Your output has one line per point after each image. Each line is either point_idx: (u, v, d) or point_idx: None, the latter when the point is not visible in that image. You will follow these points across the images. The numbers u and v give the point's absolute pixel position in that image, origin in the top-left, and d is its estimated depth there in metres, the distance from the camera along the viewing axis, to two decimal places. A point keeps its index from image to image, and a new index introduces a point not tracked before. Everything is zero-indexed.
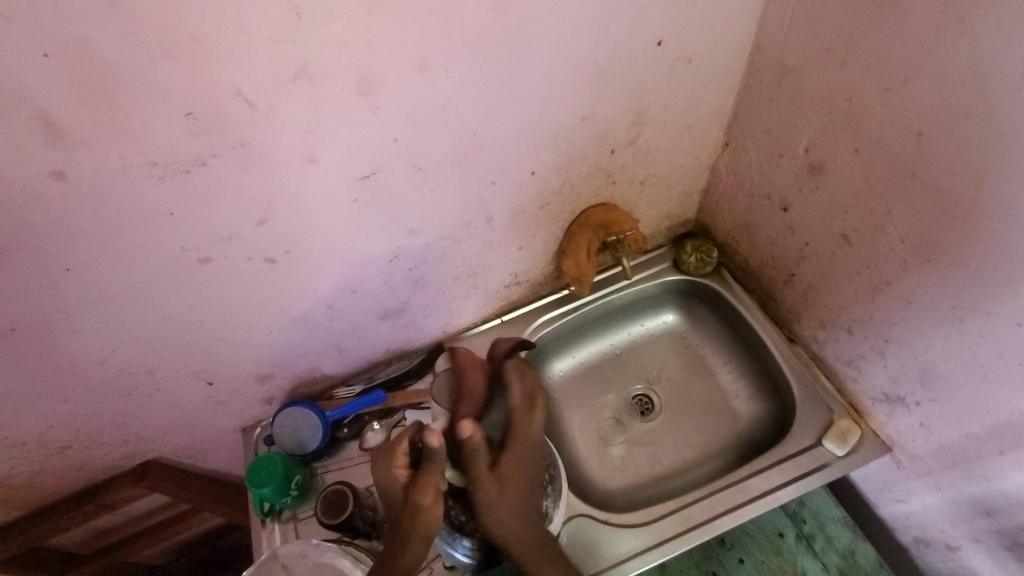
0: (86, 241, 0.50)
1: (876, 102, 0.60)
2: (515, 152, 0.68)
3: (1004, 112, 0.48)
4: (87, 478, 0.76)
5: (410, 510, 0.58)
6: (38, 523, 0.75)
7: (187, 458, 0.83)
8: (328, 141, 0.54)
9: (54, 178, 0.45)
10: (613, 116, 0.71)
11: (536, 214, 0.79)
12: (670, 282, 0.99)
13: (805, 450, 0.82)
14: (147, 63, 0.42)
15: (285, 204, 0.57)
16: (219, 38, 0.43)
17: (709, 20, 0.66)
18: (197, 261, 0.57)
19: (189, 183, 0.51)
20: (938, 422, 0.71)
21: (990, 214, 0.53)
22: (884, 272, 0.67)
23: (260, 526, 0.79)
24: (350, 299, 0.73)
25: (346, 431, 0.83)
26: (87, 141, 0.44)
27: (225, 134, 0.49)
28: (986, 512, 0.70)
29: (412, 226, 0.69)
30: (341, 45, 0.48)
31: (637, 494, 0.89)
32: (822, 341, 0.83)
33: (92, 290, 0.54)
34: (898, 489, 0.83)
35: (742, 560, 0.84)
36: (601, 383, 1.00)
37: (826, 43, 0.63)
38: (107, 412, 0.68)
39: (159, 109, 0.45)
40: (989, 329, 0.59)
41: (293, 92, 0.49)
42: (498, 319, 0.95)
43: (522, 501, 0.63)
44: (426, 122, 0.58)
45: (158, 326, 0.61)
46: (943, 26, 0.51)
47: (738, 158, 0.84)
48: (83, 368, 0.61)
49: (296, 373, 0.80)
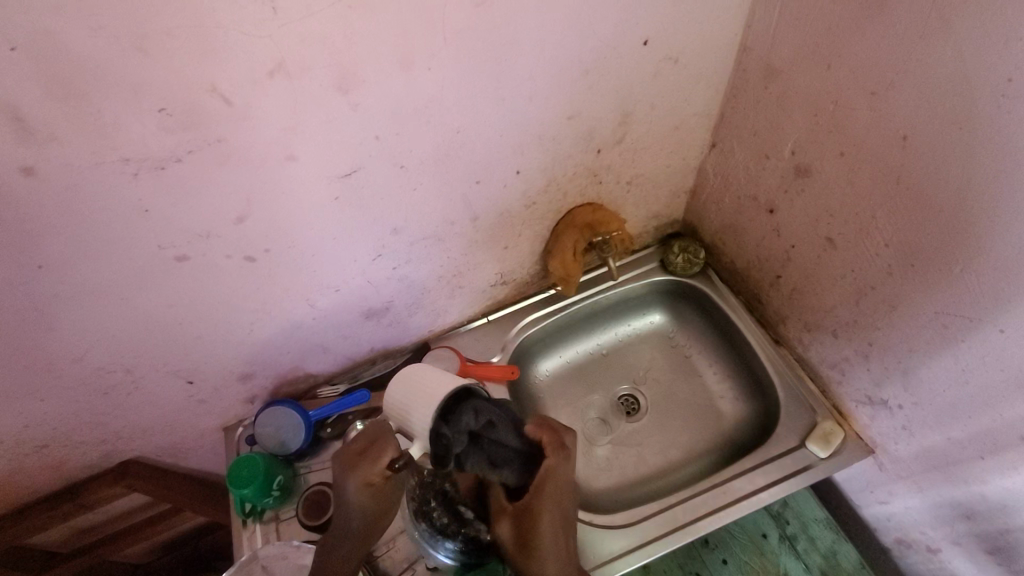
0: (58, 238, 0.49)
1: (862, 104, 0.59)
2: (500, 150, 0.67)
3: (989, 117, 0.48)
4: (64, 478, 0.75)
5: (354, 491, 0.59)
6: (15, 523, 0.74)
7: (167, 457, 0.82)
8: (307, 138, 0.53)
9: (24, 174, 0.44)
10: (599, 115, 0.71)
11: (522, 214, 0.79)
12: (657, 282, 0.99)
13: (787, 452, 0.82)
14: (116, 56, 0.41)
15: (264, 202, 0.56)
16: (192, 33, 0.42)
17: (697, 20, 0.66)
18: (175, 259, 0.56)
19: (165, 179, 0.50)
20: (920, 425, 0.71)
21: (975, 219, 0.53)
22: (870, 275, 0.67)
23: (241, 527, 0.78)
24: (332, 299, 0.73)
25: (329, 431, 0.82)
26: (57, 136, 0.43)
27: (201, 131, 0.48)
28: (966, 515, 0.71)
29: (395, 225, 0.68)
30: (319, 42, 0.47)
31: (623, 494, 0.89)
32: (807, 344, 0.84)
33: (65, 287, 0.53)
34: (880, 491, 0.83)
35: (725, 560, 0.85)
36: (587, 383, 0.99)
37: (812, 45, 0.62)
38: (83, 411, 0.67)
39: (132, 104, 0.44)
40: (972, 334, 0.59)
41: (270, 88, 0.48)
42: (484, 318, 0.94)
43: (557, 529, 0.63)
44: (409, 120, 0.57)
45: (137, 325, 0.60)
46: (929, 29, 0.50)
47: (725, 160, 0.83)
48: (59, 367, 0.60)
49: (279, 372, 0.79)
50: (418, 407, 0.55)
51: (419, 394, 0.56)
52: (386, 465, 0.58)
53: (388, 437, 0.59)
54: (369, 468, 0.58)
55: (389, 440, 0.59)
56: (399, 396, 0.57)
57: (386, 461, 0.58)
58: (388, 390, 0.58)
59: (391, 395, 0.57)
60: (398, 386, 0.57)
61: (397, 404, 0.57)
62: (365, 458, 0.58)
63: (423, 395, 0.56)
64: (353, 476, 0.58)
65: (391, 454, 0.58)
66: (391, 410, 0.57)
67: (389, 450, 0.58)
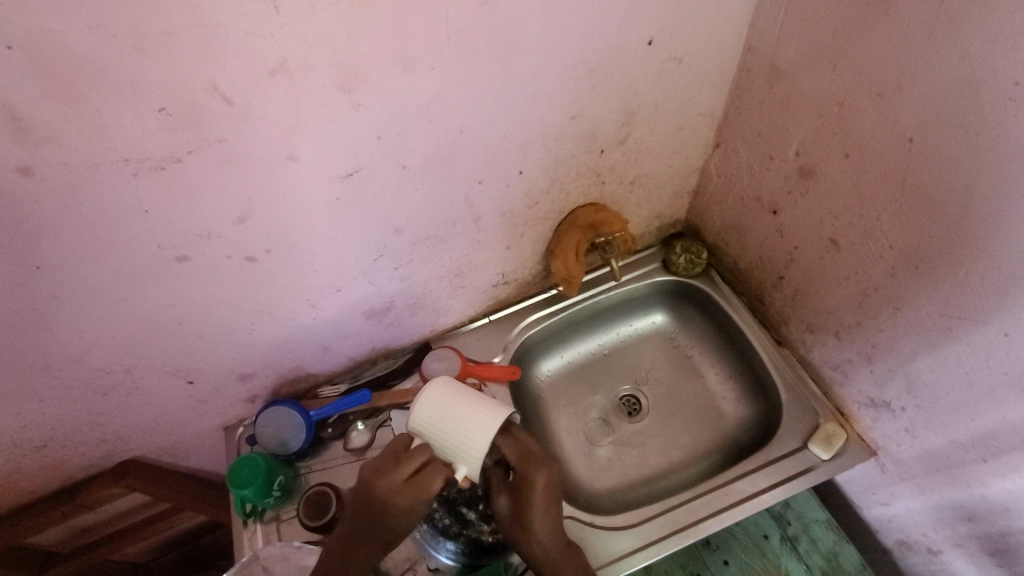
0: (56, 238, 0.49)
1: (868, 106, 0.59)
2: (502, 150, 0.67)
3: (996, 121, 0.48)
4: (64, 477, 0.74)
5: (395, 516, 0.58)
6: (15, 522, 0.73)
7: (168, 457, 0.82)
8: (309, 139, 0.53)
9: (22, 174, 0.44)
10: (602, 115, 0.71)
11: (524, 214, 0.78)
12: (660, 282, 0.99)
13: (789, 454, 0.82)
14: (115, 56, 0.41)
15: (265, 202, 0.56)
16: (192, 33, 0.42)
17: (701, 20, 0.65)
18: (175, 259, 0.56)
19: (165, 179, 0.49)
20: (923, 427, 0.71)
21: (981, 222, 0.52)
22: (874, 277, 0.67)
23: (241, 527, 0.78)
24: (334, 299, 0.72)
25: (330, 431, 0.83)
26: (55, 136, 0.43)
27: (201, 131, 0.47)
28: (967, 517, 0.70)
29: (396, 225, 0.67)
30: (321, 41, 0.46)
31: (625, 495, 0.89)
32: (809, 345, 0.83)
33: (64, 288, 0.53)
34: (882, 492, 0.83)
35: (726, 561, 0.85)
36: (589, 384, 0.99)
37: (818, 46, 0.62)
38: (82, 411, 0.66)
39: (131, 104, 0.43)
40: (976, 337, 0.58)
41: (271, 87, 0.47)
42: (485, 318, 0.94)
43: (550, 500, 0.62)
44: (411, 120, 0.57)
45: (136, 325, 0.60)
46: (936, 31, 0.50)
47: (728, 160, 0.83)
48: (58, 367, 0.59)
49: (279, 372, 0.79)
50: (468, 429, 0.57)
51: (458, 414, 0.58)
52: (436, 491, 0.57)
53: (438, 465, 0.58)
54: (419, 496, 0.57)
55: (436, 466, 0.58)
56: (446, 417, 0.58)
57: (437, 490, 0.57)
58: (422, 408, 0.58)
59: (427, 413, 0.58)
60: (433, 408, 0.58)
61: (438, 423, 0.58)
62: (414, 483, 0.57)
63: (463, 416, 0.58)
64: (402, 502, 0.57)
65: (440, 481, 0.57)
66: (424, 434, 0.58)
67: (438, 479, 0.57)
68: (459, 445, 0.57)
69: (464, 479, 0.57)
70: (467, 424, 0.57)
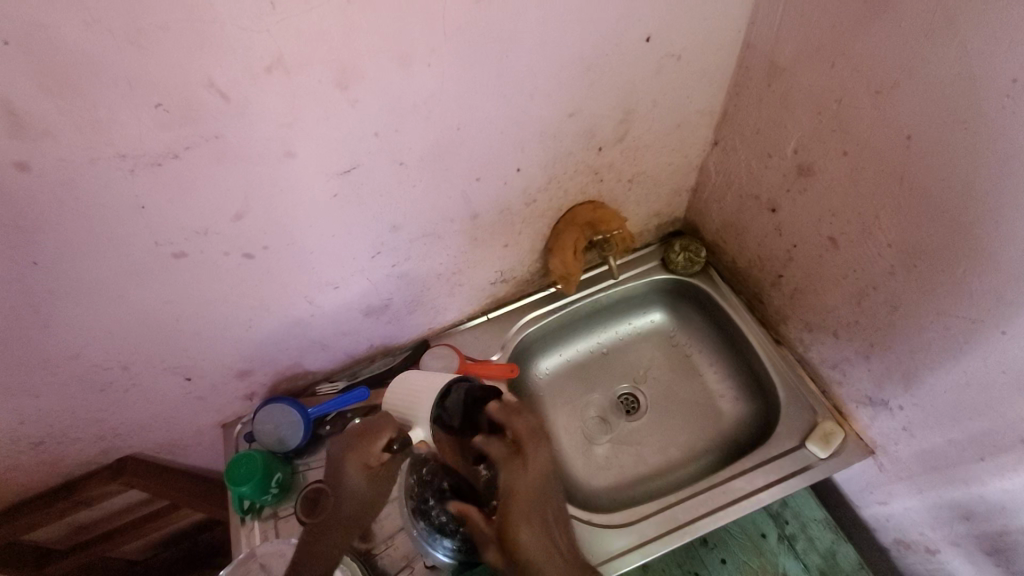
0: (53, 234, 0.49)
1: (866, 104, 0.59)
2: (499, 147, 0.67)
3: (993, 118, 0.48)
4: (62, 474, 0.74)
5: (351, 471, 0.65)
6: (14, 518, 0.74)
7: (166, 454, 0.82)
8: (306, 135, 0.53)
9: (19, 170, 0.44)
10: (600, 113, 0.70)
11: (522, 211, 0.78)
12: (658, 281, 0.99)
13: (786, 452, 0.82)
14: (111, 50, 0.40)
15: (262, 198, 0.56)
16: (188, 27, 0.42)
17: (700, 17, 0.65)
18: (173, 255, 0.56)
19: (161, 175, 0.49)
20: (920, 426, 0.71)
21: (978, 220, 0.52)
22: (872, 275, 0.67)
23: (239, 524, 0.78)
24: (332, 296, 0.72)
25: (328, 428, 0.81)
26: (51, 131, 0.43)
27: (198, 126, 0.47)
28: (965, 516, 0.70)
29: (394, 222, 0.67)
30: (317, 37, 0.46)
31: (622, 494, 0.89)
32: (808, 344, 0.83)
33: (61, 284, 0.53)
34: (880, 491, 0.83)
35: (724, 560, 0.85)
36: (587, 382, 0.99)
37: (816, 43, 0.62)
38: (80, 407, 0.66)
39: (127, 100, 0.43)
40: (972, 335, 0.58)
41: (267, 83, 0.47)
42: (484, 316, 0.94)
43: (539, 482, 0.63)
44: (407, 116, 0.57)
45: (134, 322, 0.60)
46: (933, 29, 0.50)
47: (727, 157, 0.83)
48: (56, 363, 0.59)
49: (277, 369, 0.79)
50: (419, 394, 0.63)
51: (413, 385, 0.65)
52: (382, 446, 0.64)
53: (385, 423, 0.64)
54: (367, 449, 0.64)
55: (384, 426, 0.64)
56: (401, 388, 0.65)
57: (382, 442, 0.64)
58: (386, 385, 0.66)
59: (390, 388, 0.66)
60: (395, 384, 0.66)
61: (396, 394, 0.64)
62: (364, 439, 0.65)
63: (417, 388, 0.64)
64: (353, 456, 0.65)
65: (387, 437, 0.64)
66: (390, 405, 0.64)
67: (387, 432, 0.64)
68: (413, 406, 0.63)
69: (419, 441, 0.62)
70: (420, 390, 0.64)
